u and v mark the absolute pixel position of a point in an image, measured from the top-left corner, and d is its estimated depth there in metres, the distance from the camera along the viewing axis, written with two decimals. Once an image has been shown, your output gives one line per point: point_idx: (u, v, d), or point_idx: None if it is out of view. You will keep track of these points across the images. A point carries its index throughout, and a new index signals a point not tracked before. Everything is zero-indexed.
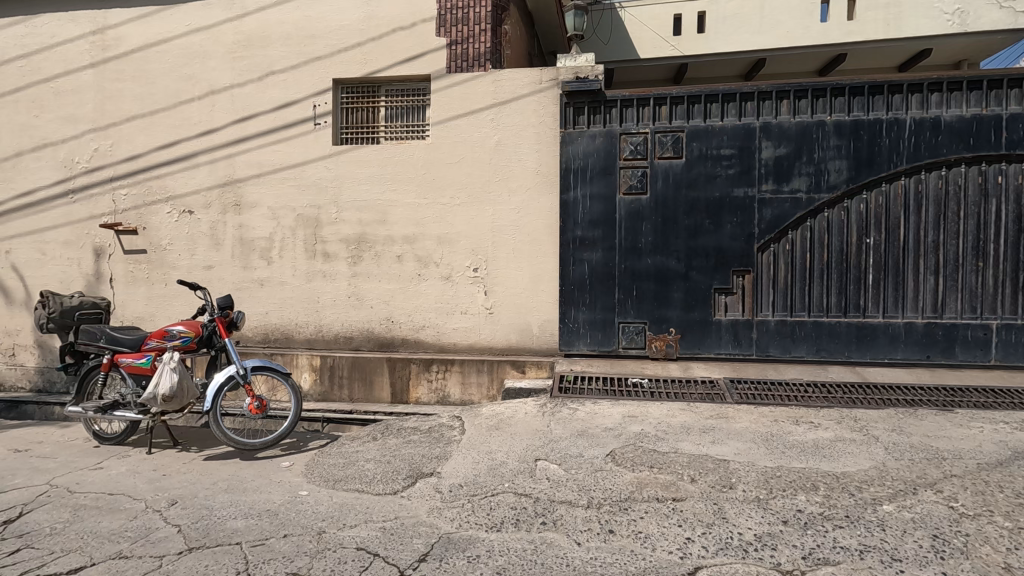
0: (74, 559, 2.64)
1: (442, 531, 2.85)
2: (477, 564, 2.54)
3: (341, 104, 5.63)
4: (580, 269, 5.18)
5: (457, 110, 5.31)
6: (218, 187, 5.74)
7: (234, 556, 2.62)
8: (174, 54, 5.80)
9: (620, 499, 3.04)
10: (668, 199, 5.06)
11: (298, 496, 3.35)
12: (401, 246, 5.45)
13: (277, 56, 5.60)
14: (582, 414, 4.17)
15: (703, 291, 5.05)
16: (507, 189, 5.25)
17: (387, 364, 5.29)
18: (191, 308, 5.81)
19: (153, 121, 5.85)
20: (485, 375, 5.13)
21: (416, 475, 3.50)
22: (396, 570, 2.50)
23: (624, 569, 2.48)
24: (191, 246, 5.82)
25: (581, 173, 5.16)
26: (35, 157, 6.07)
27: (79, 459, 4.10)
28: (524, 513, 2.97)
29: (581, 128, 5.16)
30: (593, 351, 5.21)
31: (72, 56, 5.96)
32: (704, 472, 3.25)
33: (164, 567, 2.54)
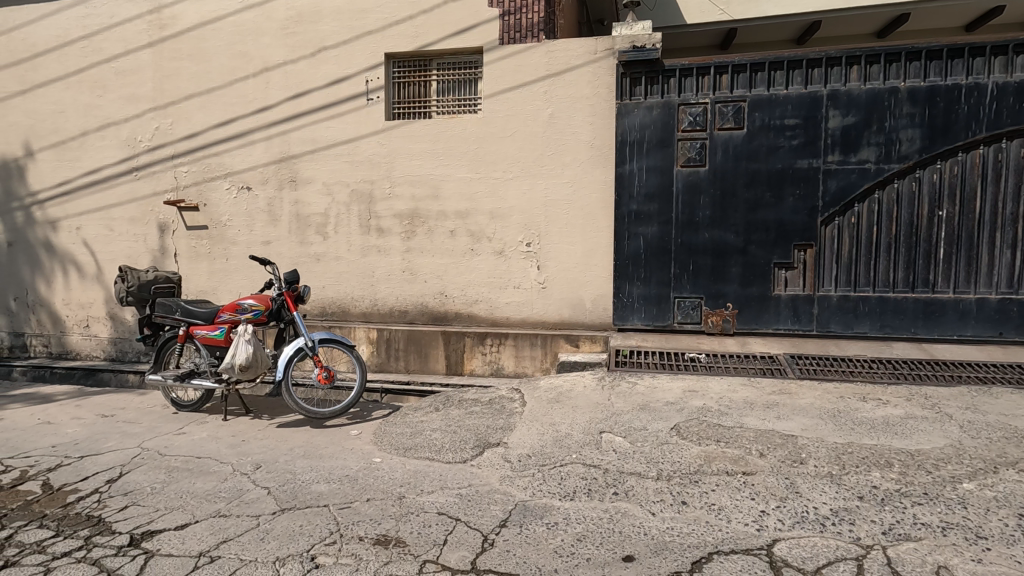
0: (179, 516, 2.83)
1: (517, 499, 2.95)
2: (556, 530, 2.63)
3: (393, 79, 5.63)
4: (635, 243, 5.14)
5: (510, 83, 5.26)
6: (274, 164, 5.86)
7: (325, 518, 2.78)
8: (229, 32, 5.87)
9: (690, 472, 3.08)
10: (728, 171, 4.96)
11: (373, 462, 3.49)
12: (454, 221, 5.49)
13: (329, 31, 5.62)
14: (641, 388, 4.21)
15: (762, 266, 4.96)
16: (561, 163, 5.21)
17: (442, 337, 5.40)
18: (251, 282, 6.00)
19: (210, 99, 5.97)
20: (539, 348, 5.19)
21: (483, 445, 3.60)
22: (480, 534, 2.60)
23: (702, 539, 2.53)
24: (249, 222, 5.98)
25: (637, 146, 5.08)
26: (99, 136, 6.28)
27: (162, 425, 4.35)
28: (596, 484, 3.04)
29: (637, 100, 5.06)
30: (647, 326, 5.20)
31: (131, 36, 6.10)
32: (773, 447, 3.24)
33: (262, 526, 2.71)
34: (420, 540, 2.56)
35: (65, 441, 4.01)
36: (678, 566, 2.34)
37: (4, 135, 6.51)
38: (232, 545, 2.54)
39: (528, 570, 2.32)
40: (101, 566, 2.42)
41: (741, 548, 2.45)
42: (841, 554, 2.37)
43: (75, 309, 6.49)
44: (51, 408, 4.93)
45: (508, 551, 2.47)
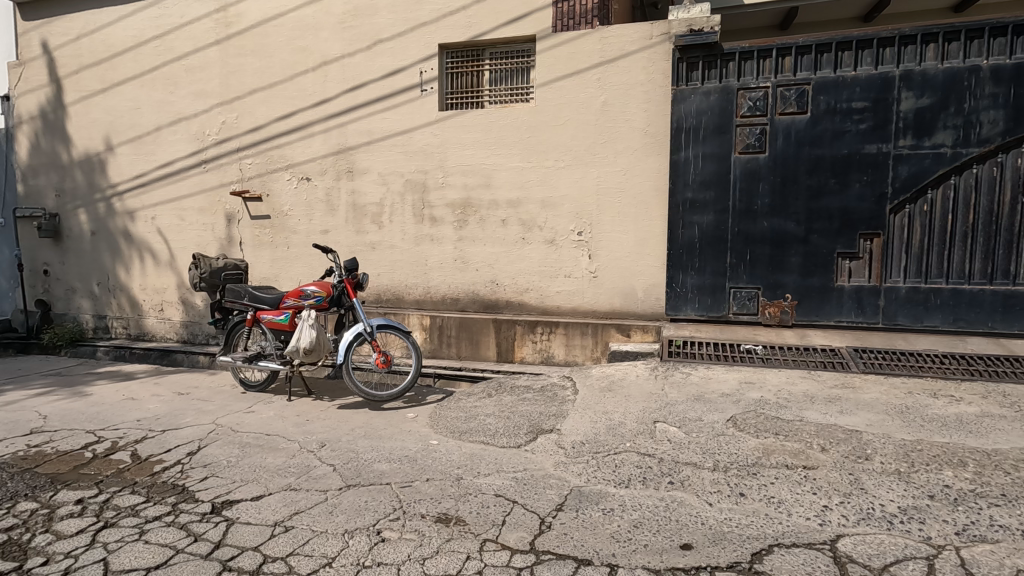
0: (254, 488, 3.02)
1: (572, 484, 3.00)
2: (613, 516, 2.66)
3: (446, 70, 5.70)
4: (690, 232, 5.05)
5: (563, 70, 5.23)
6: (332, 155, 6.04)
7: (387, 495, 2.91)
8: (289, 28, 6.08)
9: (747, 464, 3.04)
10: (789, 158, 4.79)
11: (430, 445, 3.61)
12: (505, 210, 5.53)
13: (385, 24, 5.73)
14: (696, 379, 4.16)
15: (824, 256, 4.79)
16: (613, 151, 5.16)
17: (493, 325, 5.48)
18: (311, 270, 6.24)
19: (273, 93, 6.21)
20: (590, 337, 5.20)
21: (537, 431, 3.66)
22: (537, 517, 2.66)
23: (762, 531, 2.51)
24: (309, 212, 6.20)
25: (693, 132, 4.97)
26: (171, 131, 6.65)
27: (232, 403, 4.62)
28: (650, 472, 3.05)
29: (694, 85, 4.94)
30: (700, 316, 5.12)
31: (199, 34, 6.41)
32: (835, 442, 3.16)
33: (330, 500, 2.87)
34: (479, 520, 2.65)
35: (148, 416, 4.32)
36: (738, 556, 2.33)
37: (86, 131, 6.98)
38: (303, 517, 2.70)
39: (586, 553, 2.36)
40: (188, 530, 2.61)
41: (803, 542, 2.41)
42: (910, 553, 2.30)
43: (151, 294, 6.93)
44: (133, 385, 5.31)
45: (566, 534, 2.52)
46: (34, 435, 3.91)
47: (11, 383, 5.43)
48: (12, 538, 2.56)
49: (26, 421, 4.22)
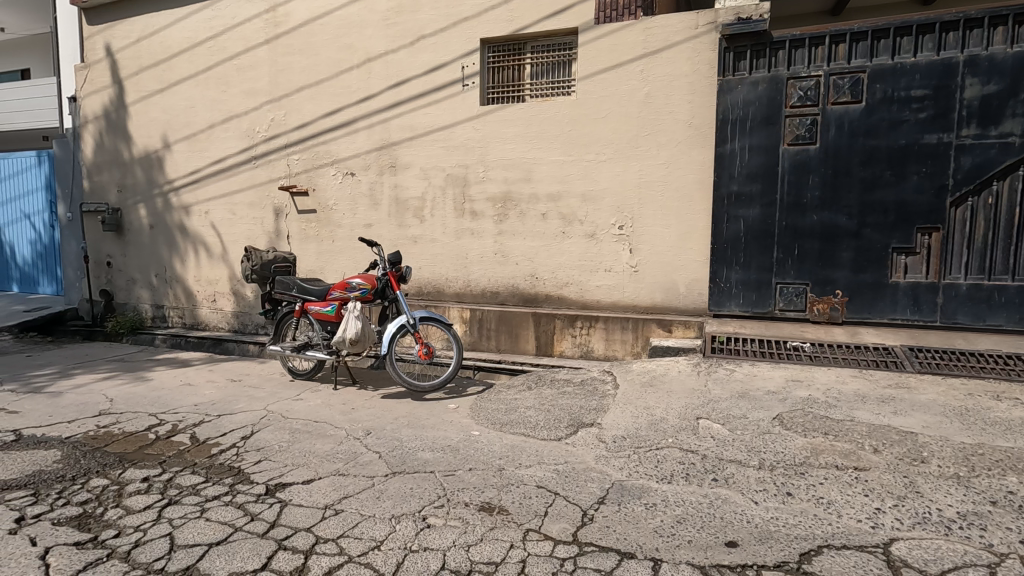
0: (305, 472, 3.15)
1: (614, 478, 3.00)
2: (655, 511, 2.66)
3: (488, 64, 5.71)
4: (735, 226, 4.94)
5: (605, 63, 5.18)
6: (375, 151, 6.17)
7: (432, 482, 2.98)
8: (335, 26, 6.22)
9: (795, 463, 2.98)
10: (842, 149, 4.63)
11: (472, 435, 3.67)
12: (546, 204, 5.53)
13: (428, 19, 5.80)
14: (740, 376, 4.09)
15: (878, 251, 4.61)
16: (656, 143, 5.09)
17: (532, 319, 5.50)
18: (355, 263, 6.39)
19: (319, 90, 6.37)
20: (630, 332, 5.17)
21: (577, 424, 3.68)
22: (580, 509, 2.68)
23: (810, 531, 2.45)
24: (353, 206, 6.35)
25: (739, 124, 4.85)
26: (224, 128, 6.91)
27: (282, 390, 4.81)
28: (693, 468, 3.02)
29: (741, 75, 4.82)
30: (745, 312, 5.01)
31: (250, 34, 6.63)
32: (889, 443, 3.05)
33: (377, 486, 2.96)
34: (522, 510, 2.68)
35: (204, 401, 4.54)
36: (785, 556, 2.29)
37: (146, 130, 7.33)
38: (352, 501, 2.79)
39: (629, 547, 2.37)
40: (246, 509, 2.74)
41: (854, 544, 2.35)
42: (969, 560, 2.22)
43: (204, 285, 7.24)
44: (189, 372, 5.59)
45: (608, 527, 2.53)
46: (102, 416, 4.16)
47: (80, 367, 5.79)
48: (88, 510, 2.75)
49: (95, 403, 4.49)
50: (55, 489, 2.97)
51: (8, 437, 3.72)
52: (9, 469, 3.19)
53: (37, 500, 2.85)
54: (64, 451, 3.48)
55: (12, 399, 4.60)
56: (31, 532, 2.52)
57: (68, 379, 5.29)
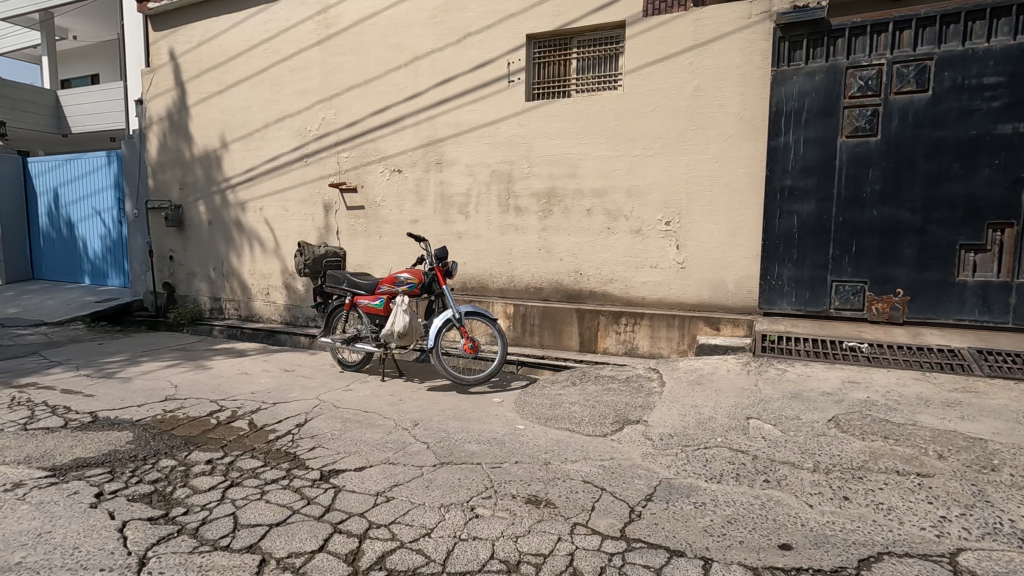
0: (357, 460, 3.25)
1: (661, 476, 2.98)
2: (705, 510, 2.62)
3: (533, 60, 5.71)
4: (788, 222, 4.79)
5: (653, 56, 5.11)
6: (422, 147, 6.27)
7: (479, 474, 3.02)
8: (384, 25, 6.35)
9: (853, 467, 2.88)
10: (905, 140, 4.42)
11: (517, 429, 3.70)
12: (591, 199, 5.49)
13: (474, 17, 5.84)
14: (792, 376, 3.97)
15: (943, 248, 4.39)
16: (705, 137, 4.98)
17: (576, 315, 5.49)
18: (401, 258, 6.52)
19: (368, 89, 6.52)
20: (676, 329, 5.09)
21: (623, 421, 3.65)
22: (627, 505, 2.67)
23: (869, 537, 2.37)
24: (400, 202, 6.48)
25: (794, 116, 4.70)
26: (277, 128, 7.16)
27: (332, 381, 4.97)
28: (744, 469, 2.96)
29: (796, 65, 4.67)
30: (797, 311, 4.86)
31: (302, 36, 6.85)
32: (955, 449, 2.91)
33: (426, 475, 3.03)
34: (569, 504, 2.70)
35: (260, 389, 4.75)
36: (843, 561, 2.22)
37: (205, 130, 7.68)
38: (402, 489, 2.87)
39: (678, 545, 2.35)
40: (302, 493, 2.86)
41: (918, 553, 2.25)
42: None
43: (258, 279, 7.53)
44: (246, 361, 5.84)
45: (657, 524, 2.51)
46: (168, 401, 4.41)
47: (146, 355, 6.14)
48: (159, 488, 2.92)
49: (161, 389, 4.76)
50: (128, 467, 3.17)
51: (86, 418, 3.99)
52: (87, 447, 3.42)
53: (113, 477, 3.05)
54: (135, 433, 3.71)
55: (87, 384, 4.93)
56: (109, 507, 2.70)
57: (136, 366, 5.62)
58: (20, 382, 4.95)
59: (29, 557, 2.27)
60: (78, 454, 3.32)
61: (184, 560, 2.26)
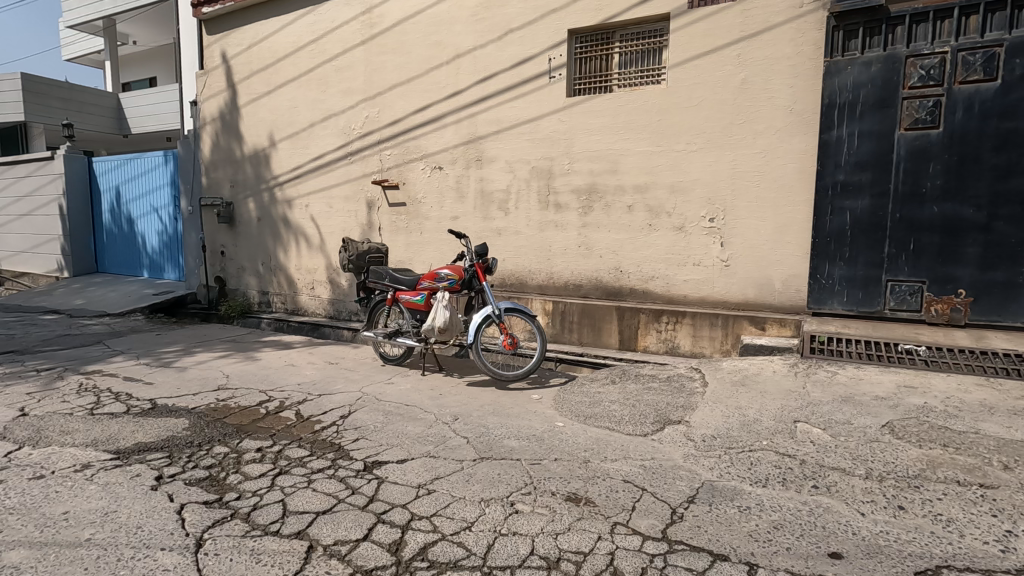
0: (399, 452, 3.32)
1: (704, 478, 2.92)
2: (749, 514, 2.56)
3: (575, 55, 5.67)
4: (840, 218, 4.61)
5: (698, 48, 5.00)
6: (462, 144, 6.31)
7: (519, 470, 3.04)
8: (426, 24, 6.42)
9: (908, 475, 2.75)
10: (970, 132, 4.20)
11: (556, 426, 3.70)
12: (632, 195, 5.42)
13: (516, 13, 5.84)
14: (843, 379, 3.83)
15: (1011, 246, 4.16)
16: (752, 131, 4.84)
17: (616, 313, 5.43)
18: (441, 254, 6.60)
19: (410, 87, 6.61)
20: (720, 329, 4.97)
21: (664, 421, 3.60)
22: (668, 506, 2.64)
23: (926, 549, 2.27)
24: (441, 199, 6.55)
25: (848, 108, 4.51)
26: (323, 126, 7.34)
27: (375, 374, 5.09)
28: (791, 473, 2.88)
29: (851, 55, 4.48)
30: (849, 311, 4.68)
31: (347, 37, 7.00)
32: (1022, 460, 2.75)
33: (466, 469, 3.06)
34: (609, 503, 2.68)
35: (306, 381, 4.90)
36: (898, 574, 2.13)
37: (255, 129, 7.95)
38: (443, 482, 2.92)
39: (722, 549, 2.30)
40: (347, 483, 2.94)
41: (980, 568, 2.14)
42: None
43: (304, 273, 7.75)
44: (292, 353, 6.04)
45: (699, 527, 2.47)
46: (221, 391, 4.61)
47: (200, 346, 6.42)
48: (213, 474, 3.06)
49: (214, 378, 4.98)
50: (185, 453, 3.33)
51: (146, 404, 4.21)
52: (147, 432, 3.61)
53: (171, 462, 3.21)
54: (191, 420, 3.89)
55: (147, 372, 5.20)
56: (168, 489, 2.85)
57: (190, 356, 5.89)
58: (87, 369, 5.26)
59: (97, 534, 2.41)
60: (139, 439, 3.51)
61: (237, 544, 2.36)
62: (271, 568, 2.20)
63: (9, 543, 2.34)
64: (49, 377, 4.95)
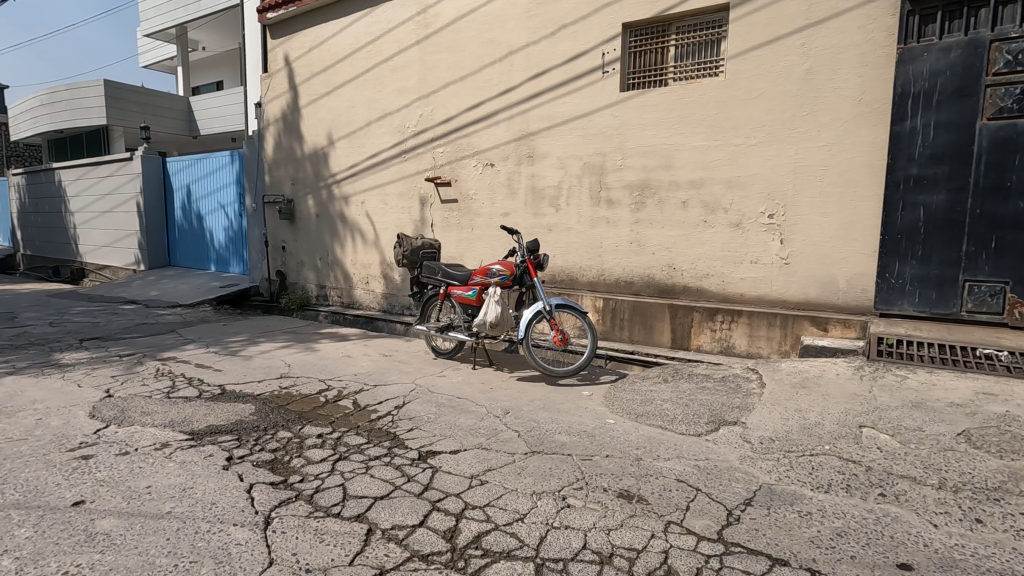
0: (452, 443, 3.39)
1: (761, 481, 2.84)
2: (811, 520, 2.48)
3: (629, 49, 5.60)
4: (913, 214, 4.36)
5: (759, 39, 4.84)
6: (514, 141, 6.34)
7: (570, 465, 3.05)
8: (480, 22, 6.48)
9: (987, 487, 2.59)
10: None
11: (607, 423, 3.68)
12: (687, 191, 5.30)
13: (569, 8, 5.81)
14: (914, 384, 3.63)
15: None
16: (816, 124, 4.64)
17: (668, 311, 5.33)
18: (492, 250, 6.66)
19: (463, 85, 6.70)
20: (778, 329, 4.81)
21: (719, 422, 3.53)
22: (724, 508, 2.59)
23: (1007, 565, 2.13)
24: (492, 195, 6.60)
25: (924, 97, 4.26)
26: (379, 125, 7.55)
27: (427, 367, 5.21)
28: (856, 480, 2.76)
29: (928, 41, 4.22)
30: (921, 312, 4.43)
31: (403, 37, 7.16)
32: None
33: (518, 462, 3.10)
34: (662, 501, 2.66)
35: (362, 372, 5.07)
36: None
37: (314, 129, 8.26)
38: (496, 474, 2.96)
39: (781, 553, 2.24)
40: (403, 471, 3.03)
41: None
42: None
43: (359, 268, 8.00)
44: (348, 345, 6.26)
45: (758, 530, 2.41)
46: (283, 379, 4.84)
47: (263, 336, 6.75)
48: (278, 457, 3.22)
49: (277, 367, 5.23)
50: (252, 436, 3.53)
51: (216, 390, 4.47)
52: (218, 416, 3.84)
53: (240, 444, 3.40)
54: (257, 406, 4.10)
55: (216, 359, 5.52)
56: (238, 470, 3.02)
57: (255, 346, 6.20)
58: (163, 355, 5.63)
59: (177, 507, 2.59)
60: (211, 421, 3.74)
61: (302, 523, 2.49)
62: (334, 548, 2.30)
63: (102, 512, 2.55)
64: (130, 362, 5.34)
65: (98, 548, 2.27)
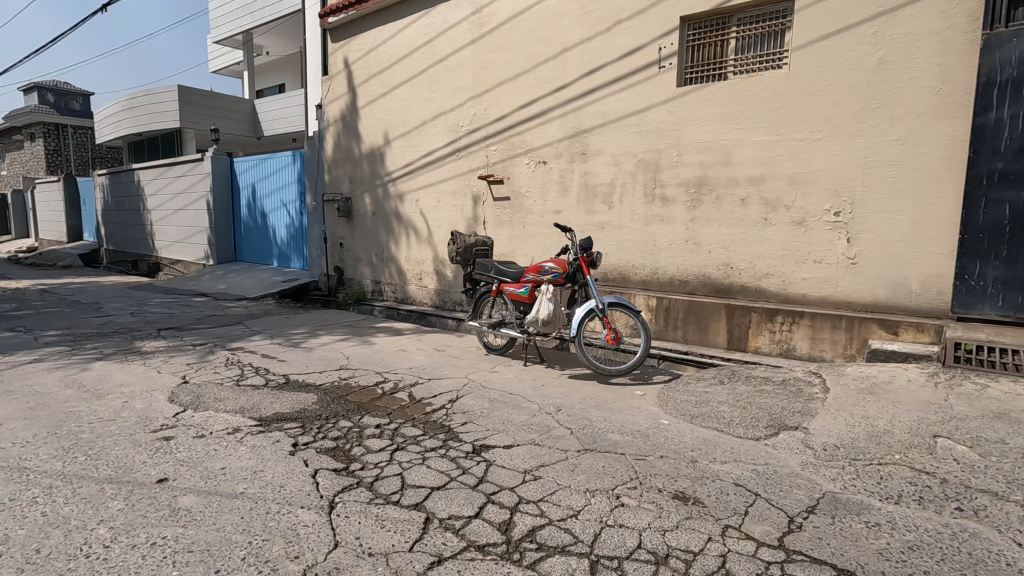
0: (505, 438, 3.44)
1: (825, 488, 2.75)
2: (879, 532, 2.37)
3: (687, 43, 5.47)
4: (997, 212, 4.07)
5: (826, 29, 4.64)
6: (567, 139, 6.33)
7: (623, 464, 3.04)
8: (534, 20, 6.50)
9: None
10: None
11: (661, 423, 3.64)
12: (746, 188, 5.14)
13: (626, 3, 5.74)
14: (996, 394, 3.40)
15: None
16: (889, 117, 4.42)
17: (725, 311, 5.20)
18: (544, 248, 6.67)
19: (517, 84, 6.73)
20: (843, 332, 4.60)
21: (779, 426, 3.42)
22: (785, 515, 2.52)
23: None
24: (544, 193, 6.61)
25: (1012, 86, 3.95)
26: (433, 125, 7.69)
27: (479, 362, 5.29)
28: (930, 492, 2.62)
29: (1018, 25, 3.91)
30: (1004, 316, 4.14)
31: (458, 37, 7.27)
32: None
33: (571, 459, 3.12)
34: (719, 505, 2.61)
35: (417, 365, 5.21)
36: None
37: (372, 129, 8.51)
38: (549, 470, 2.99)
39: (846, 564, 2.16)
40: (458, 463, 3.10)
41: None
42: None
43: (413, 264, 8.19)
44: (403, 339, 6.43)
45: (821, 539, 2.33)
46: (343, 371, 5.03)
47: (323, 329, 7.03)
48: (340, 445, 3.36)
49: (337, 359, 5.45)
50: (316, 424, 3.70)
51: (281, 379, 4.70)
52: (283, 404, 4.04)
53: (305, 431, 3.58)
54: (319, 395, 4.29)
55: (281, 350, 5.80)
56: (304, 456, 3.17)
57: (315, 338, 6.47)
58: (232, 345, 5.97)
59: (249, 488, 2.75)
60: (277, 409, 3.94)
61: (364, 509, 2.59)
62: (394, 534, 2.39)
63: (183, 489, 2.74)
64: (203, 350, 5.69)
65: (181, 522, 2.45)
